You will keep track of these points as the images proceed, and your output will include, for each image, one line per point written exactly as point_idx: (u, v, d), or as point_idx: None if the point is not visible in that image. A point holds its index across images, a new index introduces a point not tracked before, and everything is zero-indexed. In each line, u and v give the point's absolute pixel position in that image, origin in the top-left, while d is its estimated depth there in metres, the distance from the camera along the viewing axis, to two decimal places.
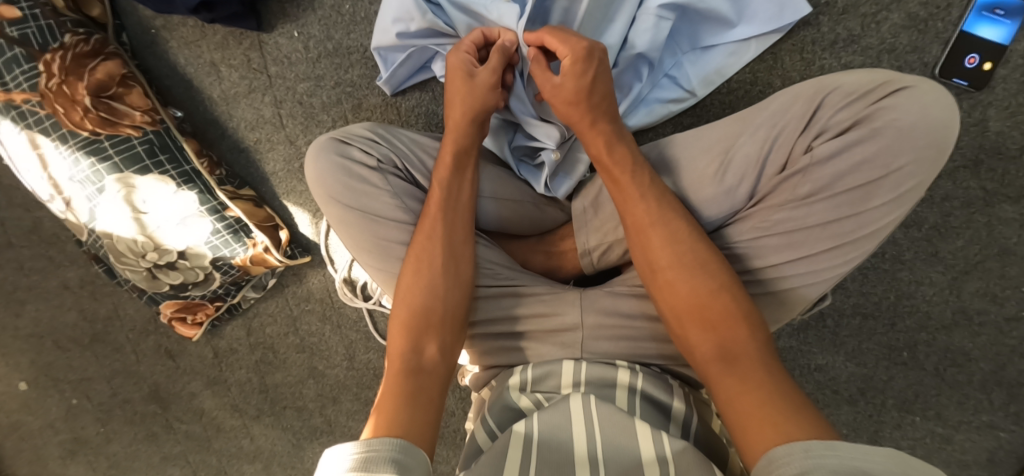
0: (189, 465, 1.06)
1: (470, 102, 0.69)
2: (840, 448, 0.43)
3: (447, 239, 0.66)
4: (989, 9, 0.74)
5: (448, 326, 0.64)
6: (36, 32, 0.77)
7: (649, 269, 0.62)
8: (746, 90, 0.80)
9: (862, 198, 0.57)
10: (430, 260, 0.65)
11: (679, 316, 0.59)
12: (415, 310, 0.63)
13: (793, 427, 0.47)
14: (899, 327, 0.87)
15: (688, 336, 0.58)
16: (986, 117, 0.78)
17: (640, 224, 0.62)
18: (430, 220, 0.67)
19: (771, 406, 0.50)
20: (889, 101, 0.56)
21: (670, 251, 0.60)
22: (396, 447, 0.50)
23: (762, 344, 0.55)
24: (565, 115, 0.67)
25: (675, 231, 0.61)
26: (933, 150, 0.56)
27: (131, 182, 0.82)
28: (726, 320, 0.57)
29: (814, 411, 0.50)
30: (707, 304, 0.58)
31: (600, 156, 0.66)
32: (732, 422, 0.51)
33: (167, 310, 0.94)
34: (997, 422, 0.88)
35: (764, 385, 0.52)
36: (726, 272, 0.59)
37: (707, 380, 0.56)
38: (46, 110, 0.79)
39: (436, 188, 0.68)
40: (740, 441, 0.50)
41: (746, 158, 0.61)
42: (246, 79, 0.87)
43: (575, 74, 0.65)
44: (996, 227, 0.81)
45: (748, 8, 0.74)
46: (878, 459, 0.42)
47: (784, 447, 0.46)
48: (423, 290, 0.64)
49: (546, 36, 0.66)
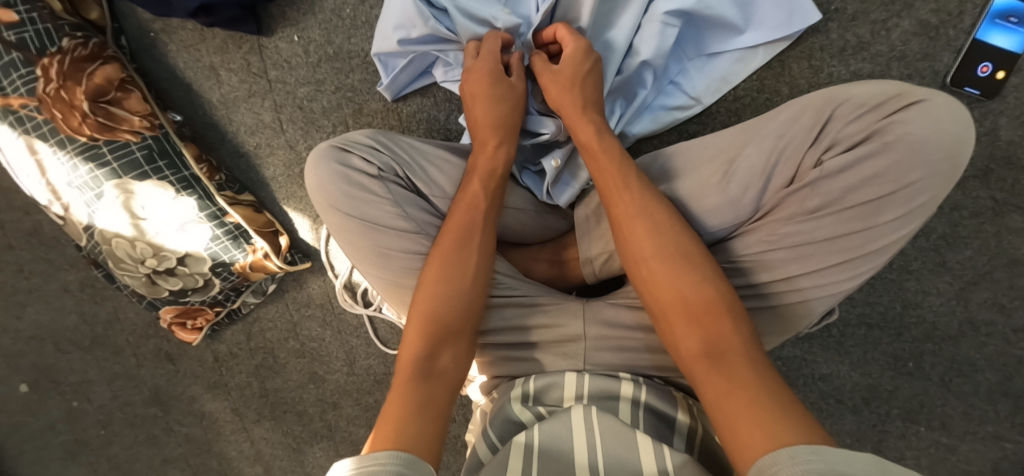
0: (188, 469, 1.05)
1: (492, 108, 0.69)
2: (826, 453, 0.42)
3: (468, 242, 0.65)
4: (1001, 17, 0.73)
5: (464, 337, 0.62)
6: (34, 35, 0.76)
7: (633, 256, 0.60)
8: (752, 97, 0.79)
9: (871, 212, 0.56)
10: (455, 266, 0.64)
11: (665, 311, 0.57)
12: (435, 315, 0.61)
13: (782, 429, 0.46)
14: (905, 337, 0.86)
15: (673, 329, 0.56)
16: (997, 126, 0.76)
17: (623, 216, 0.62)
18: (455, 227, 0.66)
19: (759, 406, 0.48)
20: (902, 115, 0.55)
21: (654, 239, 0.60)
22: (401, 461, 0.48)
23: (749, 338, 0.53)
24: (557, 102, 0.68)
25: (658, 223, 0.60)
26: (946, 165, 0.55)
27: (130, 188, 0.81)
28: (711, 313, 0.55)
29: (802, 411, 0.48)
30: (692, 298, 0.56)
31: (589, 142, 0.66)
32: (718, 422, 0.49)
33: (167, 315, 0.93)
34: (1003, 433, 0.86)
35: (751, 383, 0.50)
36: (713, 269, 0.58)
37: (691, 376, 0.54)
38: (44, 115, 0.78)
39: (467, 202, 0.67)
40: (728, 446, 0.48)
41: (750, 170, 0.60)
42: (245, 83, 0.86)
43: (574, 63, 0.68)
44: (1005, 237, 0.80)
45: (755, 15, 0.72)
46: (860, 464, 0.41)
47: (771, 455, 0.44)
48: (444, 295, 0.62)
49: (559, 29, 0.70)
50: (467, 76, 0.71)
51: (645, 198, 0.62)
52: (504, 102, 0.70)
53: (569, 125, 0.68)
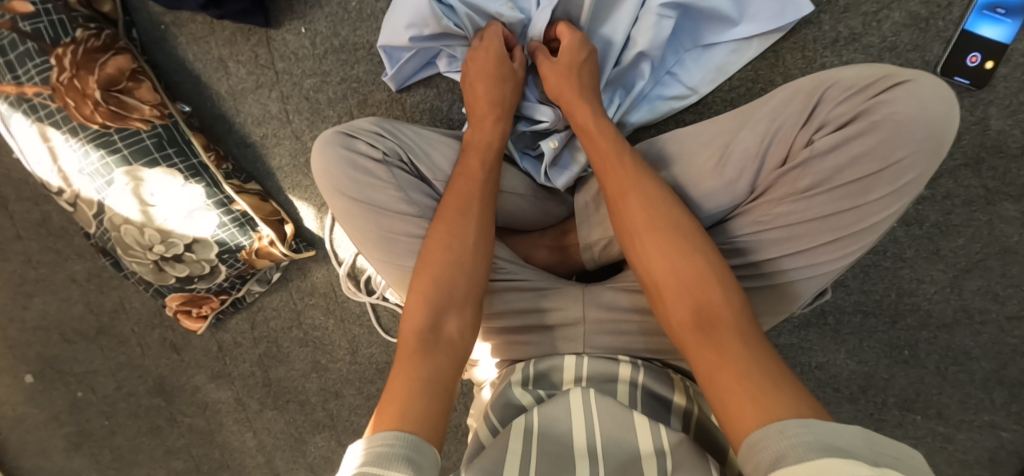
0: (191, 458, 1.07)
1: (494, 90, 0.72)
2: (815, 426, 0.44)
3: (471, 215, 0.67)
4: (990, 8, 0.75)
5: (469, 307, 0.64)
6: (48, 26, 0.79)
7: (628, 233, 0.62)
8: (748, 87, 0.81)
9: (860, 190, 0.58)
10: (462, 237, 0.66)
11: (657, 286, 0.59)
12: (440, 286, 0.63)
13: (773, 402, 0.47)
14: (899, 325, 0.88)
15: (665, 304, 0.58)
16: (987, 115, 0.78)
17: (615, 189, 0.64)
18: (461, 197, 0.68)
19: (749, 379, 0.50)
20: (888, 95, 0.57)
21: (646, 217, 0.61)
22: (407, 443, 0.50)
23: (739, 305, 0.55)
24: (556, 89, 0.71)
25: (651, 201, 0.62)
26: (932, 144, 0.56)
27: (139, 175, 0.83)
28: (703, 286, 0.57)
29: (792, 382, 0.49)
30: (683, 267, 0.58)
31: (586, 125, 0.68)
32: (711, 396, 0.51)
33: (173, 302, 0.95)
34: (999, 421, 0.88)
35: (742, 355, 0.51)
36: (703, 240, 0.60)
37: (683, 348, 0.56)
38: (57, 103, 0.80)
39: (467, 181, 0.69)
40: (721, 420, 0.50)
41: (745, 153, 0.62)
42: (253, 74, 0.88)
43: (571, 51, 0.70)
44: (997, 226, 0.82)
45: (749, 7, 0.74)
46: (849, 436, 0.43)
47: (761, 431, 0.46)
48: (450, 265, 0.64)
49: (559, 25, 0.72)
50: (468, 64, 0.74)
51: (636, 174, 0.64)
52: (503, 81, 0.72)
53: (566, 108, 0.70)
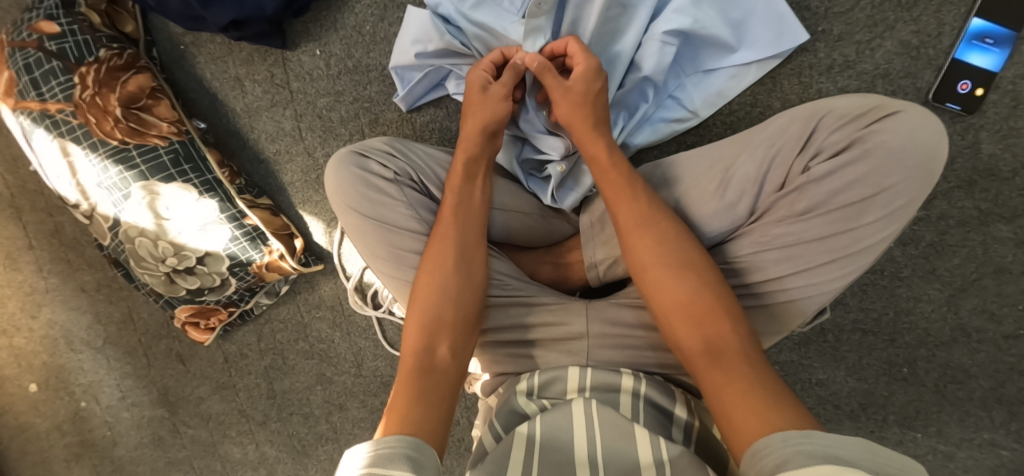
0: (193, 470, 1.08)
1: (484, 113, 0.73)
2: (814, 437, 0.45)
3: (463, 241, 0.70)
4: (978, 38, 0.78)
5: (460, 327, 0.66)
6: (74, 46, 0.82)
7: (638, 266, 0.65)
8: (746, 111, 0.84)
9: (855, 213, 0.60)
10: (444, 261, 0.68)
11: (668, 314, 0.62)
12: (436, 308, 0.66)
13: (775, 416, 0.49)
14: (898, 343, 0.90)
15: (676, 332, 0.61)
16: (978, 139, 0.81)
17: (628, 225, 0.66)
18: (445, 223, 0.70)
19: (752, 395, 0.52)
20: (879, 125, 0.60)
21: (656, 250, 0.64)
22: (409, 444, 0.51)
23: (746, 336, 0.58)
24: (567, 117, 0.71)
25: (662, 233, 0.65)
26: (922, 170, 0.59)
27: (155, 190, 0.86)
28: (710, 314, 0.59)
29: (793, 400, 0.51)
30: (691, 303, 0.60)
31: (597, 158, 0.70)
32: (717, 412, 0.53)
33: (181, 314, 0.96)
34: (999, 439, 0.90)
35: (748, 376, 0.54)
36: (712, 274, 0.62)
37: (695, 373, 0.58)
38: (78, 119, 0.83)
39: (451, 206, 0.71)
40: (727, 431, 0.52)
41: (745, 177, 0.65)
42: (268, 93, 0.91)
43: (586, 80, 0.70)
44: (991, 246, 0.84)
45: (748, 34, 0.78)
46: (850, 447, 0.44)
47: (765, 439, 0.48)
48: (437, 289, 0.67)
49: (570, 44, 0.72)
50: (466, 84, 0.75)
51: (647, 209, 0.66)
52: (490, 102, 0.73)
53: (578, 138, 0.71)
